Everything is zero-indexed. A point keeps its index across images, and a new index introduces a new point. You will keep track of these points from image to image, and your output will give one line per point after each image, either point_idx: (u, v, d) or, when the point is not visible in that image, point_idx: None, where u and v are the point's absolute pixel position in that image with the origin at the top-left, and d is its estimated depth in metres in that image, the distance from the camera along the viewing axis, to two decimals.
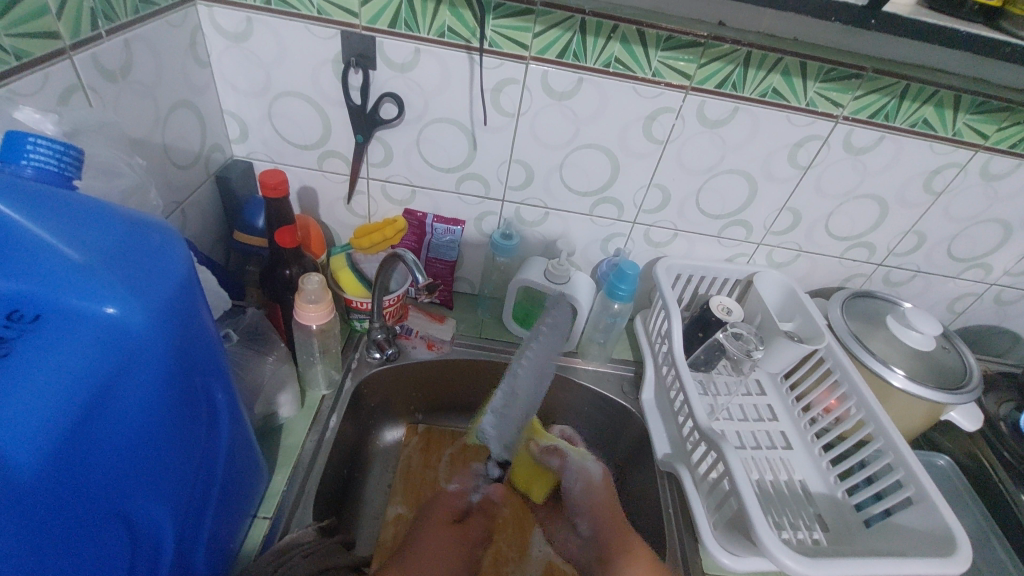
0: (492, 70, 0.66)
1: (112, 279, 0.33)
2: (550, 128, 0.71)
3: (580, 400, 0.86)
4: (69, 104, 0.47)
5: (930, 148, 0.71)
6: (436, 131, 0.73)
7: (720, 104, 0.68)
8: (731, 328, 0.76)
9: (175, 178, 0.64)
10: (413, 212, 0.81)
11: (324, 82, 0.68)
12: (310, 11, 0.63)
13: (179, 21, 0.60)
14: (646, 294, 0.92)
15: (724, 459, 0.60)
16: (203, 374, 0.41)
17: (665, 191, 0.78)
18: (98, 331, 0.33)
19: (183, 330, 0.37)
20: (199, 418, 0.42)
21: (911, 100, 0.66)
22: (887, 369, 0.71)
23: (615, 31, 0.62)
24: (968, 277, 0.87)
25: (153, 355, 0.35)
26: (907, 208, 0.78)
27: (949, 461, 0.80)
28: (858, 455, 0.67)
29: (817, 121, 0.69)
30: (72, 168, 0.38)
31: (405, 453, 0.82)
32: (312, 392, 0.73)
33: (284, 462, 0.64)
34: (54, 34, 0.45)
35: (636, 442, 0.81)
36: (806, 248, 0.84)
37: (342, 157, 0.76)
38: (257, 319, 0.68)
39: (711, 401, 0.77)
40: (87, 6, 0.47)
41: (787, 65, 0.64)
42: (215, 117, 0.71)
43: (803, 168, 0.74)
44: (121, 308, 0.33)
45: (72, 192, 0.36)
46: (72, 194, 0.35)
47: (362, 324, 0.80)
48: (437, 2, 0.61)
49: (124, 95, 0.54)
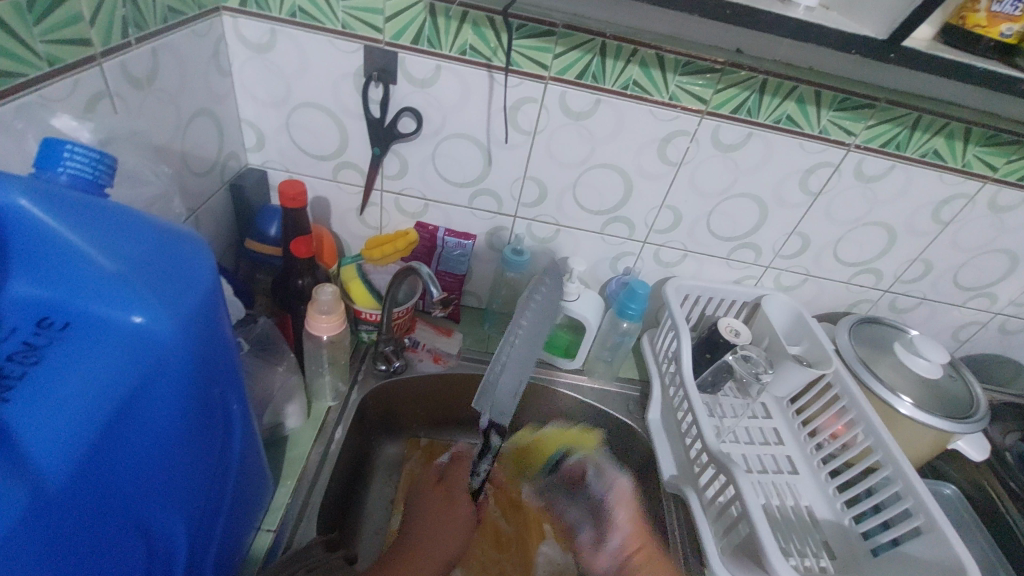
0: (512, 88, 0.67)
1: (143, 289, 0.33)
2: (566, 147, 0.72)
3: (585, 418, 0.85)
4: (95, 111, 0.47)
5: (940, 178, 0.72)
6: (452, 147, 0.73)
7: (735, 129, 0.69)
8: (740, 350, 0.76)
9: (193, 185, 0.64)
10: (424, 225, 0.82)
11: (344, 95, 0.69)
12: (334, 25, 0.63)
13: (204, 31, 0.61)
14: (654, 313, 0.92)
15: (734, 482, 0.61)
16: (220, 385, 0.41)
17: (677, 212, 0.78)
18: (126, 341, 0.33)
19: (206, 339, 0.37)
20: (216, 429, 0.41)
21: (922, 131, 0.67)
22: (894, 397, 0.71)
23: (635, 54, 0.63)
24: (972, 306, 0.87)
25: (179, 365, 0.35)
26: (915, 236, 0.79)
27: (955, 491, 0.80)
28: (866, 483, 0.66)
29: (829, 148, 0.70)
30: (106, 176, 0.38)
31: (406, 470, 0.81)
32: (318, 403, 0.72)
33: (288, 475, 0.64)
34: (87, 42, 0.45)
35: (641, 463, 0.80)
36: (813, 273, 0.85)
37: (357, 168, 0.76)
38: (267, 328, 0.67)
39: (717, 424, 0.76)
40: (120, 15, 0.48)
41: (801, 94, 0.65)
42: (233, 124, 0.71)
43: (813, 195, 0.75)
44: (149, 318, 0.33)
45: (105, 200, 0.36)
46: (104, 201, 0.35)
47: (369, 336, 0.80)
48: (461, 21, 0.62)
49: (148, 102, 0.54)
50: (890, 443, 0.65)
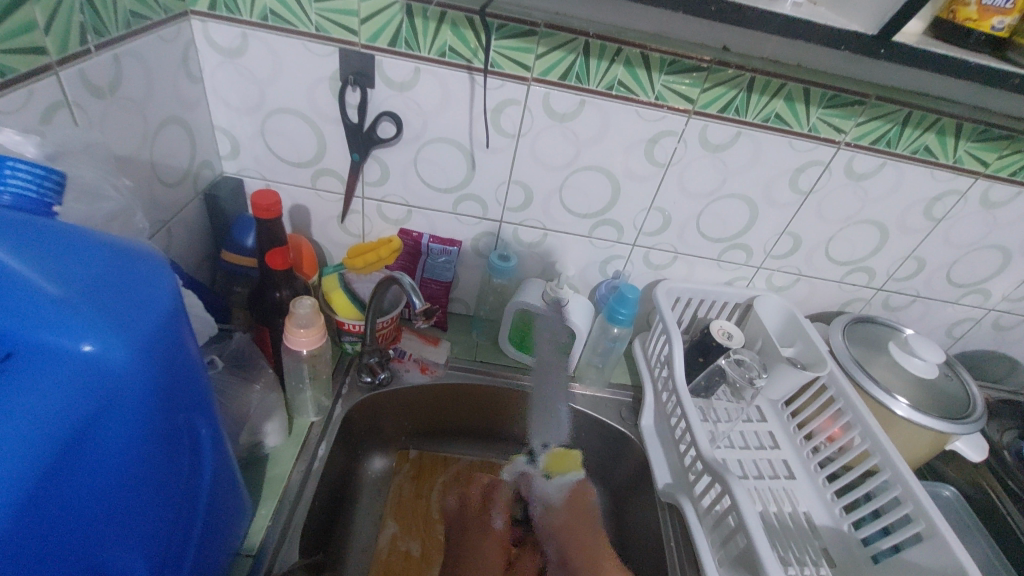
0: (494, 90, 0.65)
1: (93, 315, 0.31)
2: (551, 149, 0.70)
3: (577, 425, 0.83)
4: (52, 123, 0.45)
5: (931, 175, 0.71)
6: (434, 152, 0.71)
7: (723, 128, 0.67)
8: (733, 354, 0.75)
9: (163, 197, 0.62)
10: (408, 232, 0.80)
11: (320, 100, 0.67)
12: (308, 27, 0.61)
13: (171, 36, 0.59)
14: (645, 317, 0.90)
15: (730, 492, 0.59)
16: (186, 409, 0.39)
17: (666, 214, 0.76)
18: (76, 370, 0.31)
19: (166, 364, 0.35)
20: (181, 456, 0.39)
21: (913, 127, 0.66)
22: (891, 398, 0.70)
23: (619, 53, 0.61)
24: (966, 302, 0.86)
25: (136, 393, 0.33)
26: (908, 234, 0.77)
27: (955, 492, 0.78)
28: (865, 487, 0.65)
29: (819, 146, 0.68)
30: (53, 194, 0.36)
31: (397, 482, 0.79)
32: (300, 419, 0.70)
33: (269, 496, 0.61)
34: (41, 50, 0.43)
35: (634, 471, 0.78)
36: (805, 273, 0.83)
37: (336, 175, 0.74)
38: (244, 344, 0.65)
39: (711, 429, 0.75)
40: (77, 21, 0.46)
41: (790, 91, 0.64)
42: (206, 132, 0.69)
43: (804, 193, 0.73)
44: (101, 346, 0.31)
45: (52, 220, 0.34)
46: (53, 221, 0.33)
47: (353, 347, 0.77)
48: (439, 22, 0.60)
49: (111, 111, 0.52)
50: (888, 446, 0.64)
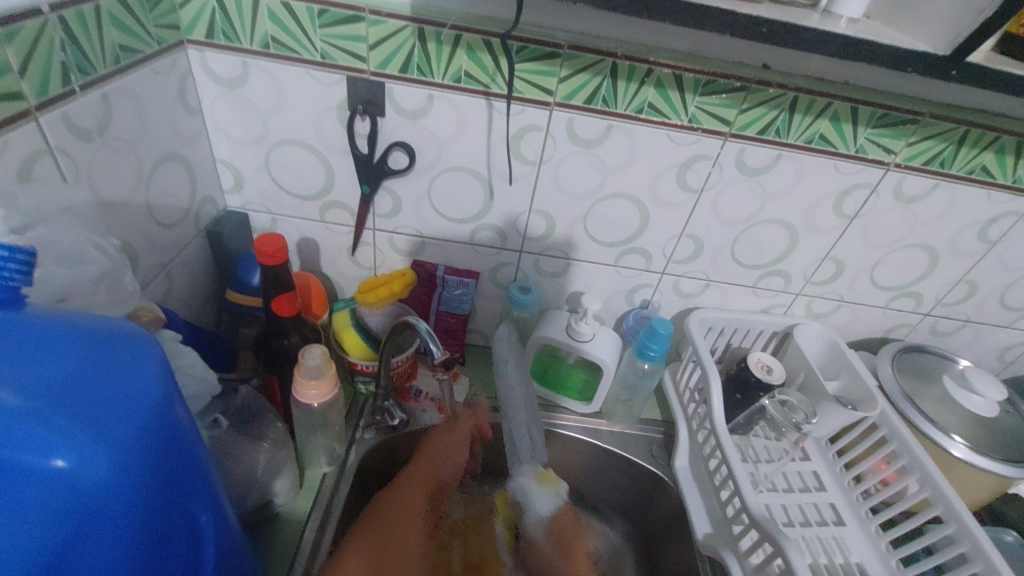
0: (514, 116, 0.60)
1: (67, 426, 0.27)
2: (576, 176, 0.65)
3: (605, 465, 0.78)
4: (33, 176, 0.41)
5: (987, 197, 0.65)
6: (449, 181, 0.66)
7: (763, 151, 0.62)
8: (777, 394, 0.70)
9: (160, 239, 0.58)
10: (422, 263, 0.74)
11: (327, 130, 0.62)
12: (312, 55, 0.57)
13: (166, 68, 0.54)
14: (675, 346, 0.85)
15: (781, 553, 0.54)
16: (184, 501, 0.34)
17: (698, 241, 0.71)
18: (49, 493, 0.27)
19: (157, 462, 0.31)
20: (179, 558, 0.34)
21: (969, 146, 0.61)
22: (948, 439, 0.64)
23: (649, 74, 0.56)
24: (1020, 327, 0.80)
25: (124, 504, 0.29)
26: (959, 257, 0.72)
27: (1017, 537, 0.72)
28: (923, 539, 0.59)
29: (867, 167, 0.63)
30: (20, 276, 0.31)
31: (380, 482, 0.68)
32: (312, 470, 0.65)
33: (279, 561, 0.57)
34: (16, 95, 0.38)
35: (670, 517, 0.73)
36: (848, 299, 0.78)
37: (346, 208, 0.69)
38: (250, 399, 0.60)
39: (752, 471, 0.70)
40: (58, 60, 0.41)
41: (836, 110, 0.58)
42: (207, 167, 0.65)
43: (849, 218, 0.68)
44: (76, 460, 0.27)
45: (26, 318, 0.30)
46: (27, 320, 0.30)
47: (367, 388, 0.72)
48: (454, 46, 0.55)
49: (101, 155, 0.47)
50: (951, 496, 0.58)
